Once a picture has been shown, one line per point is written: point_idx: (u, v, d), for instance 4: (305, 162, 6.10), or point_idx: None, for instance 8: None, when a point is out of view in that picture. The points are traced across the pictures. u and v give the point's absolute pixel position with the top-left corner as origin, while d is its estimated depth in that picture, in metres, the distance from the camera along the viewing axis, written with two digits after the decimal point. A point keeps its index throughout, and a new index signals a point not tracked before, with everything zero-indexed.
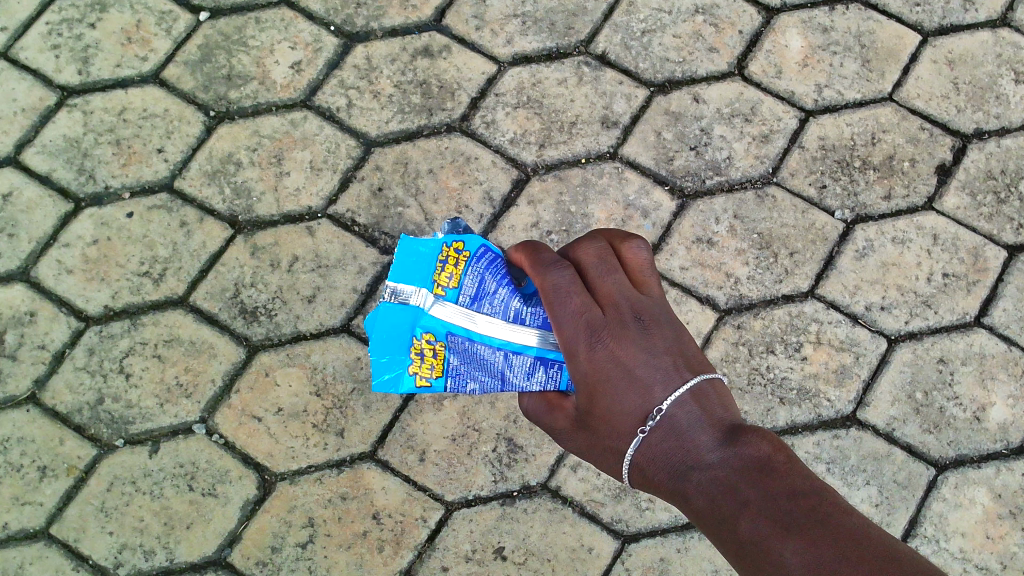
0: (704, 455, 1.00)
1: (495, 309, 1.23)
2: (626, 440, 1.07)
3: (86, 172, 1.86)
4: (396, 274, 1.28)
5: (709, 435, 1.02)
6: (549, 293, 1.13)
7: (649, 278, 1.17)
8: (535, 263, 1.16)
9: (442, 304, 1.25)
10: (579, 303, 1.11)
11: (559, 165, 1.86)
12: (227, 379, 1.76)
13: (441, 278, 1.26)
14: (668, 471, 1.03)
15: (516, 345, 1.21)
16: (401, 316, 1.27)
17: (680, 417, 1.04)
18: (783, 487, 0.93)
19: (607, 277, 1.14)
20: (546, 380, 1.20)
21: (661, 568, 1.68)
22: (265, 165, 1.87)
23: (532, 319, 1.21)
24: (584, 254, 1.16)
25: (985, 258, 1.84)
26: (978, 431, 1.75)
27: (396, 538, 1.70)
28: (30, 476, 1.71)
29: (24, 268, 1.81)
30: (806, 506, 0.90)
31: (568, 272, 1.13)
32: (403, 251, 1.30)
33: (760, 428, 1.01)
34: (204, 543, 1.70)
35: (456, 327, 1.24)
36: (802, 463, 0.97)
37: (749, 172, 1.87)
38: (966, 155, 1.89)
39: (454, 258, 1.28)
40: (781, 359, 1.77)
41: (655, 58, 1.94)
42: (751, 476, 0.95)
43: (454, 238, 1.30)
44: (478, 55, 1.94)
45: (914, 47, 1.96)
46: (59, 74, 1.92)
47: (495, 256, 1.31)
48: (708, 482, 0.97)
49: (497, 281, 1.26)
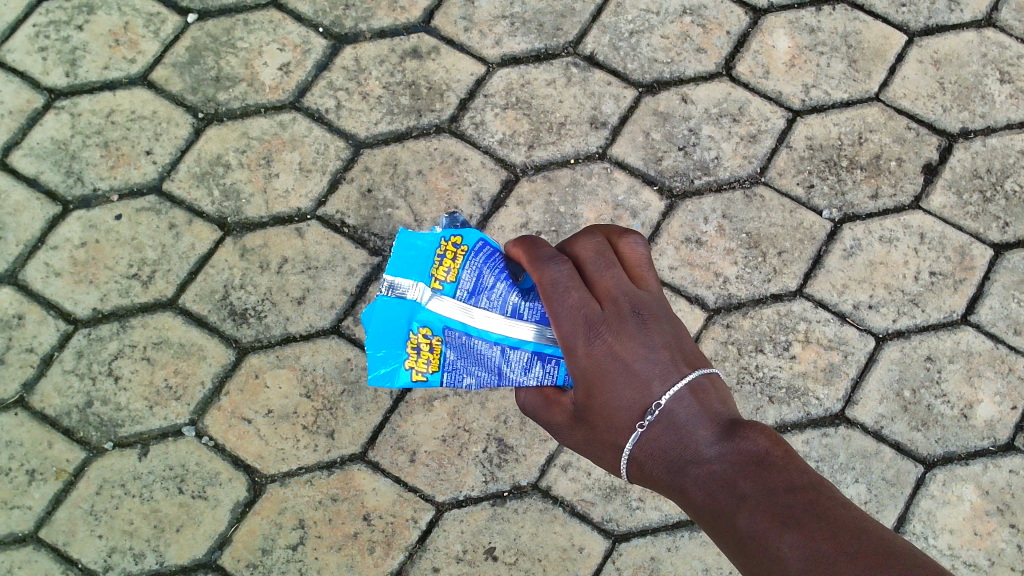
0: (703, 450, 1.01)
1: (493, 303, 1.23)
2: (624, 435, 1.08)
3: (74, 174, 1.86)
4: (394, 267, 1.28)
5: (708, 429, 1.03)
6: (547, 287, 1.13)
7: (647, 272, 1.18)
8: (533, 259, 1.17)
9: (439, 298, 1.24)
10: (577, 298, 1.11)
11: (548, 166, 1.87)
12: (216, 382, 1.76)
13: (439, 272, 1.25)
14: (667, 466, 1.04)
15: (513, 340, 1.21)
16: (398, 310, 1.27)
17: (679, 412, 1.05)
18: (781, 481, 0.94)
19: (605, 272, 1.15)
20: (543, 375, 1.21)
21: (652, 567, 1.69)
22: (254, 167, 1.86)
23: (530, 314, 1.21)
24: (581, 249, 1.17)
25: (971, 257, 1.85)
26: (965, 429, 1.76)
27: (387, 540, 1.70)
28: (19, 479, 1.71)
29: (11, 270, 1.80)
30: (803, 500, 0.91)
31: (566, 267, 1.14)
32: (401, 243, 1.29)
33: (757, 422, 1.03)
34: (194, 545, 1.69)
35: (453, 321, 1.24)
36: (799, 457, 0.99)
37: (737, 172, 1.88)
38: (952, 154, 1.91)
39: (453, 252, 1.27)
40: (769, 358, 1.78)
41: (643, 59, 1.95)
42: (749, 470, 0.96)
43: (453, 232, 1.28)
44: (466, 57, 1.94)
45: (901, 48, 1.97)
46: (46, 76, 1.91)
47: (493, 250, 1.30)
48: (707, 476, 0.99)
49: (495, 275, 1.26)
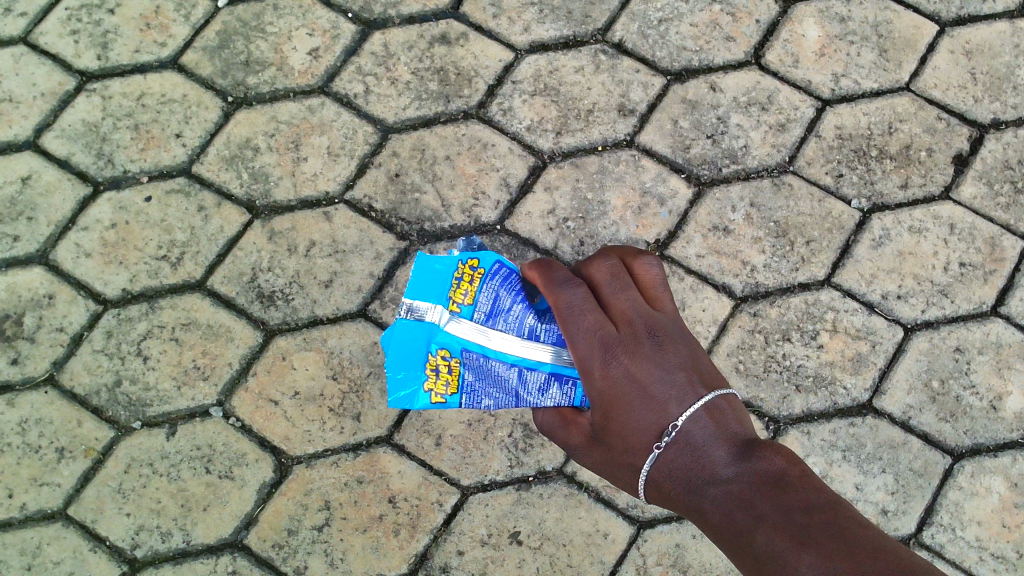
0: (720, 470, 1.04)
1: (510, 326, 1.28)
2: (641, 456, 1.11)
3: (105, 156, 1.87)
4: (412, 291, 1.32)
5: (724, 450, 1.06)
6: (563, 311, 1.19)
7: (661, 293, 1.25)
8: (548, 281, 1.24)
9: (457, 321, 1.29)
10: (592, 321, 1.17)
11: (576, 153, 1.87)
12: (244, 362, 1.76)
13: (457, 295, 1.31)
14: (683, 485, 1.06)
15: (530, 361, 1.26)
16: (417, 332, 1.30)
17: (696, 433, 1.08)
18: (797, 501, 0.96)
19: (620, 294, 1.21)
20: (560, 397, 1.26)
21: (677, 555, 1.69)
22: (283, 151, 1.87)
23: (547, 336, 1.27)
24: (596, 271, 1.24)
25: (1002, 248, 1.83)
26: (994, 421, 1.75)
27: (412, 522, 1.71)
28: (48, 456, 1.72)
29: (43, 251, 1.82)
30: (821, 520, 0.93)
31: (581, 290, 1.20)
32: (419, 268, 1.35)
33: (773, 442, 1.06)
34: (221, 525, 1.70)
35: (471, 343, 1.28)
36: (815, 477, 1.01)
37: (766, 161, 1.87)
38: (984, 145, 1.89)
39: (470, 275, 1.32)
40: (797, 347, 1.77)
41: (672, 47, 1.94)
42: (766, 490, 0.99)
43: (469, 256, 1.34)
44: (495, 43, 1.94)
45: (931, 38, 1.95)
46: (78, 59, 1.93)
47: (509, 271, 1.37)
48: (724, 497, 1.01)
49: (511, 298, 1.32)
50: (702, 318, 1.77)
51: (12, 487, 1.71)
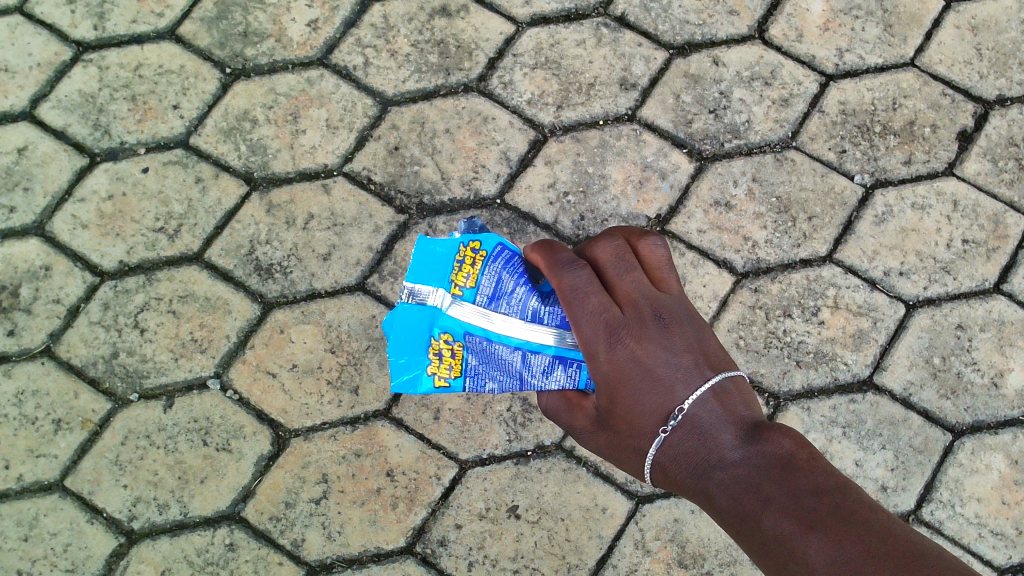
0: (727, 454, 1.03)
1: (512, 308, 1.27)
2: (648, 439, 1.10)
3: (101, 127, 1.85)
4: (414, 275, 1.33)
5: (731, 434, 1.04)
6: (567, 293, 1.18)
7: (667, 275, 1.23)
8: (552, 264, 1.22)
9: (459, 304, 1.29)
10: (597, 303, 1.15)
11: (577, 127, 1.85)
12: (241, 335, 1.75)
13: (459, 278, 1.30)
14: (689, 470, 1.05)
15: (534, 344, 1.25)
16: (419, 316, 1.31)
17: (702, 416, 1.07)
18: (806, 485, 0.95)
19: (625, 276, 1.19)
20: (564, 379, 1.26)
21: (676, 529, 1.69)
22: (281, 123, 1.86)
23: (549, 319, 1.26)
24: (601, 253, 1.22)
25: (1006, 225, 1.82)
26: (995, 398, 1.74)
27: (410, 496, 1.70)
28: (44, 428, 1.72)
29: (39, 222, 1.80)
30: (830, 503, 0.91)
31: (585, 272, 1.18)
32: (420, 253, 1.36)
33: (781, 425, 1.04)
34: (218, 497, 1.70)
35: (474, 327, 1.28)
36: (824, 459, 0.99)
37: (769, 136, 1.85)
38: (988, 121, 1.87)
39: (471, 258, 1.32)
40: (798, 324, 1.76)
41: (675, 21, 1.92)
42: (774, 474, 0.97)
43: (471, 238, 1.34)
44: (495, 15, 1.92)
45: (937, 13, 1.93)
46: (74, 29, 1.90)
47: (511, 254, 1.36)
48: (731, 480, 1.00)
49: (514, 280, 1.31)
50: (703, 294, 1.76)
51: (8, 458, 1.71)
